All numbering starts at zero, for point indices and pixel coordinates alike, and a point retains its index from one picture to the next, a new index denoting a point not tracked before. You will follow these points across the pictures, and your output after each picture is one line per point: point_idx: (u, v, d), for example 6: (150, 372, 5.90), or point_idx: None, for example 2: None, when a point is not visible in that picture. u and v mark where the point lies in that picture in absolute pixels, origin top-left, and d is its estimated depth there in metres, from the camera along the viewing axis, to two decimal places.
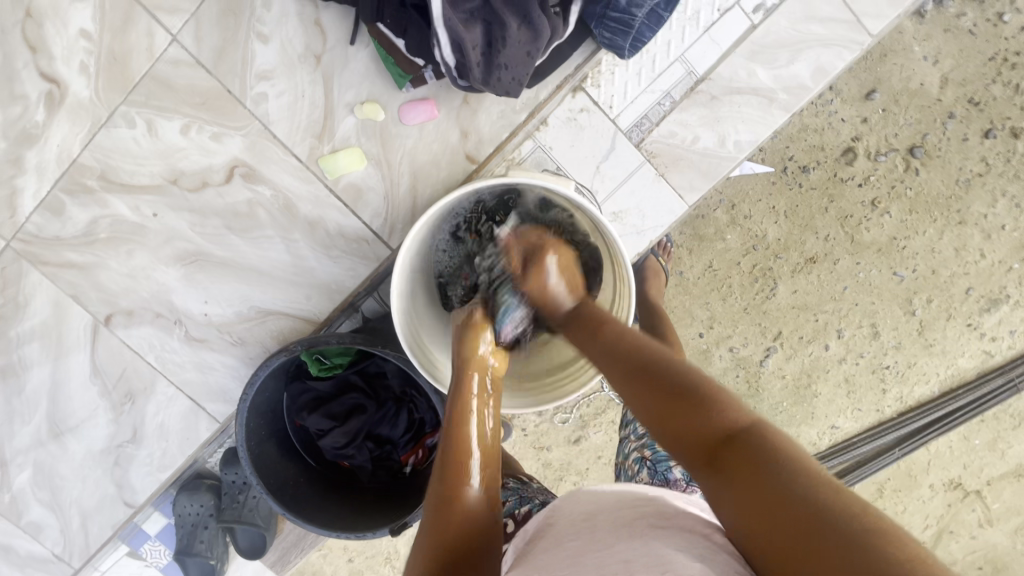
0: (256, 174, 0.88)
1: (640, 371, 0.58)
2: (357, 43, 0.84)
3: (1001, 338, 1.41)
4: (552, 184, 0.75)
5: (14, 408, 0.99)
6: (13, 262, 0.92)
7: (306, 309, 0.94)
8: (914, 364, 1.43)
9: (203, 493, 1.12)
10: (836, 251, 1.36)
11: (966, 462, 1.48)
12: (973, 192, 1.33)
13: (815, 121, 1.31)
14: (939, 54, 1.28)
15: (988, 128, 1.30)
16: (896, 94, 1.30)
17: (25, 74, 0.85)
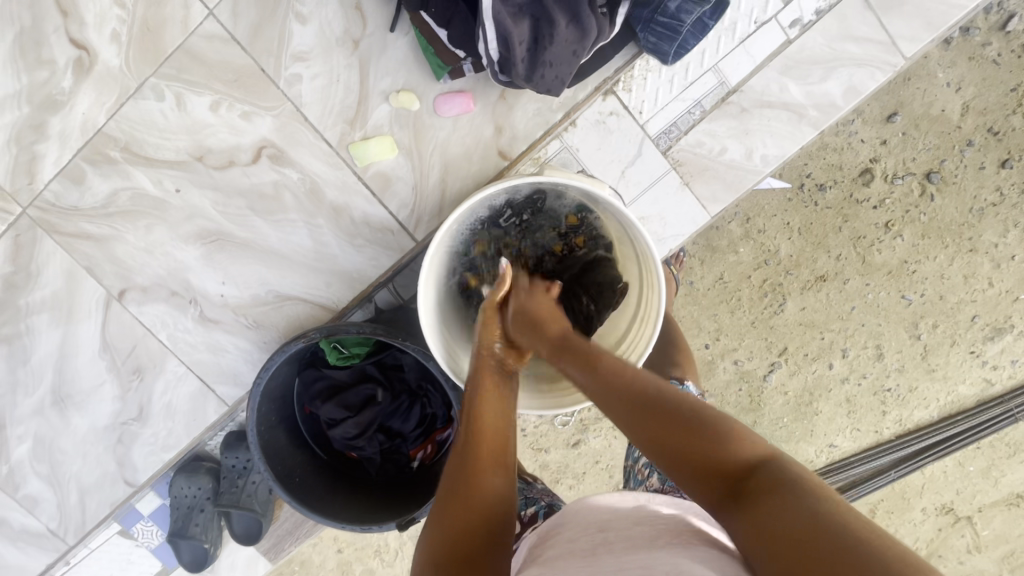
0: (284, 157, 0.87)
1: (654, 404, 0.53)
2: (396, 30, 0.83)
3: (1002, 367, 1.42)
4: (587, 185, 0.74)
5: (18, 378, 0.97)
6: (28, 230, 0.90)
7: (325, 295, 0.92)
8: (915, 388, 1.43)
9: (202, 476, 1.10)
10: (846, 271, 1.36)
11: (960, 488, 1.49)
12: (985, 221, 1.34)
13: (835, 140, 1.31)
14: (962, 82, 1.28)
15: (1005, 158, 1.31)
16: (916, 118, 1.30)
17: (54, 39, 0.83)
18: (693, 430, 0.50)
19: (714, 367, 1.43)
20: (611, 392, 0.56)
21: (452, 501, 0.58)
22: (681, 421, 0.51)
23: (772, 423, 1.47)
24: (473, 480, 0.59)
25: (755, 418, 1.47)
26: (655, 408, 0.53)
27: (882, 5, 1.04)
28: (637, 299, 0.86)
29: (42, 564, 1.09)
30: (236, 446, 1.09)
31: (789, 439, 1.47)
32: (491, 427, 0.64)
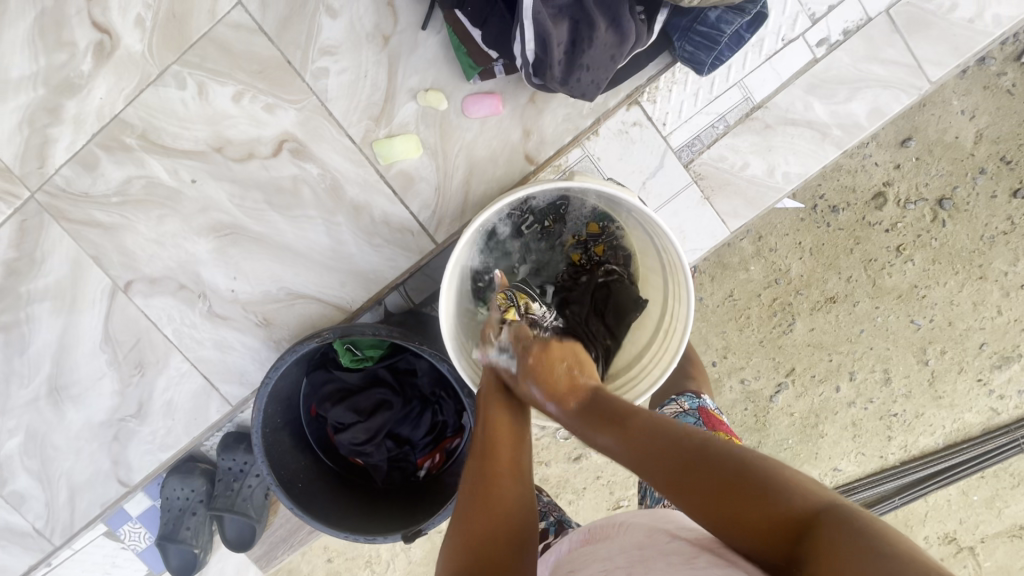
0: (306, 151, 0.85)
1: (687, 465, 0.51)
2: (428, 28, 0.81)
3: (1009, 397, 1.41)
4: (609, 185, 0.71)
5: (13, 369, 0.93)
6: (35, 215, 0.87)
7: (339, 295, 0.90)
8: (922, 415, 1.42)
9: (194, 478, 1.06)
10: (856, 293, 1.36)
11: (963, 518, 1.47)
12: (996, 249, 1.33)
13: (849, 163, 1.31)
14: (977, 110, 1.29)
15: (1017, 188, 1.31)
16: (930, 144, 1.30)
17: (76, 21, 0.81)
18: (734, 492, 0.47)
19: (720, 386, 1.41)
20: (647, 455, 0.54)
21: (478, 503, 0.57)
22: (721, 483, 0.48)
23: (777, 444, 1.44)
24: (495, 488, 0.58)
25: (760, 438, 1.45)
26: (694, 473, 0.50)
27: (908, 28, 1.03)
28: (660, 308, 0.84)
29: (25, 564, 1.04)
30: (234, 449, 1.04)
31: (794, 462, 1.44)
32: (506, 442, 0.63)
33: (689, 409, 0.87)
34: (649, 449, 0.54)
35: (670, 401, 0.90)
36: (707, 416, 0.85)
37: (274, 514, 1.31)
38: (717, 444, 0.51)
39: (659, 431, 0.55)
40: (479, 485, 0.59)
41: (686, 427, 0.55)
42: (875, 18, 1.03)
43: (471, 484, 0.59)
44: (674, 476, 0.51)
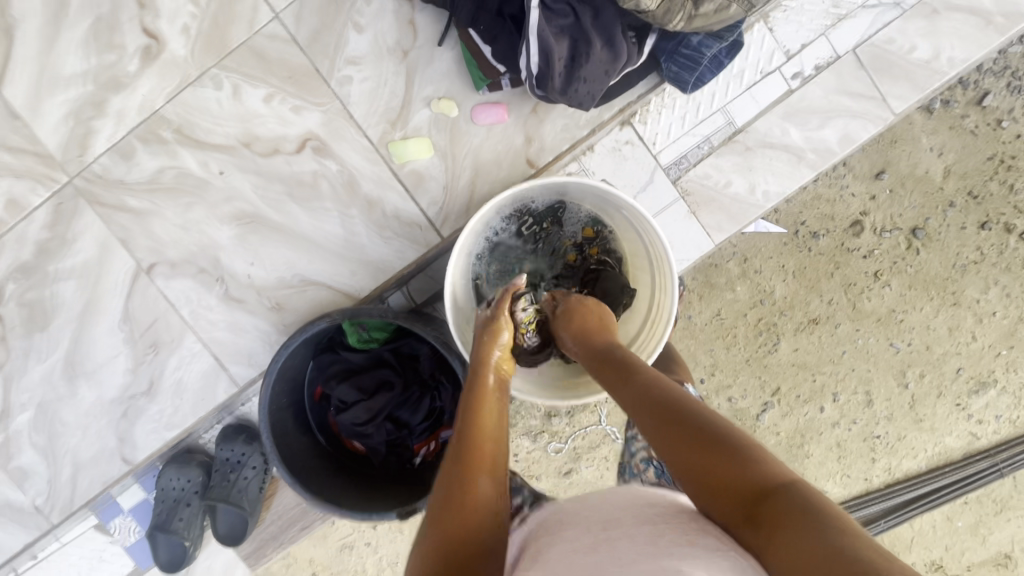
0: (327, 149, 0.93)
1: (676, 419, 0.56)
2: (443, 44, 0.91)
3: (987, 422, 1.48)
4: (602, 184, 0.80)
5: (33, 344, 0.98)
6: (71, 199, 0.94)
7: (349, 283, 0.96)
8: (904, 437, 1.48)
9: (190, 469, 1.15)
10: (837, 316, 1.43)
11: (949, 544, 1.51)
12: (968, 277, 1.43)
13: (828, 192, 1.41)
14: (944, 147, 1.40)
15: (984, 221, 1.41)
16: (903, 177, 1.41)
17: (127, 27, 0.90)
18: (713, 452, 0.52)
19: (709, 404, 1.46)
20: (644, 405, 0.60)
21: (451, 502, 0.56)
22: (704, 441, 0.53)
23: None
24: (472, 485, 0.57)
25: None
26: (687, 430, 0.55)
27: (875, 67, 1.15)
28: (648, 301, 0.91)
29: (21, 543, 1.05)
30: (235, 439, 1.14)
31: None
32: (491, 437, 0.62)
33: None
34: (648, 396, 0.60)
35: None
36: None
37: (267, 511, 1.33)
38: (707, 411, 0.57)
39: (656, 389, 0.61)
40: (454, 490, 0.57)
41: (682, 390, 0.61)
42: (844, 56, 1.14)
43: (446, 490, 0.57)
44: (662, 424, 0.57)
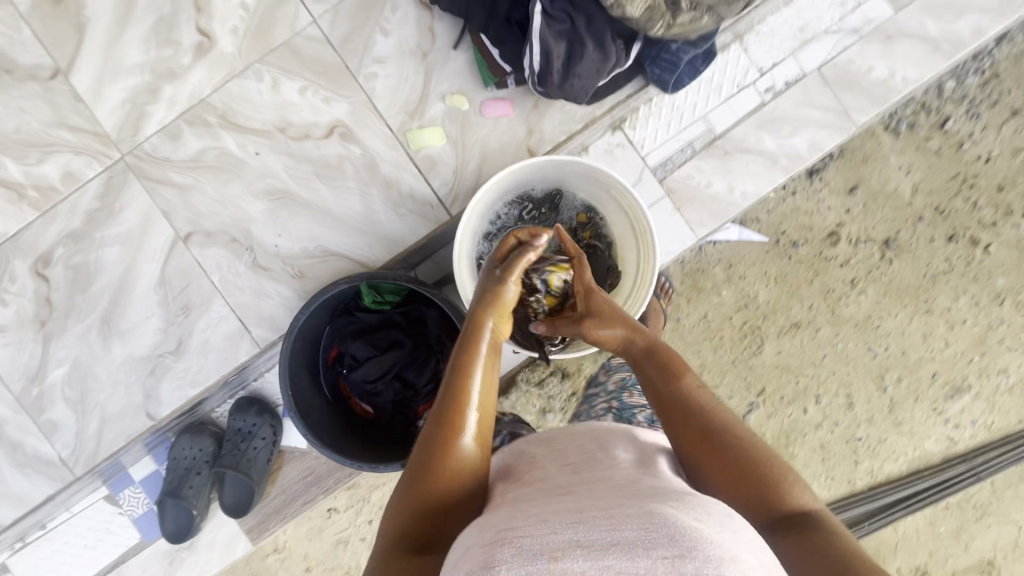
0: (352, 135, 1.05)
1: (721, 432, 0.66)
2: (458, 48, 1.04)
3: (964, 427, 1.57)
4: (591, 160, 0.96)
5: (74, 305, 1.08)
6: (121, 173, 1.06)
7: (365, 254, 1.07)
8: (885, 440, 1.56)
9: (204, 438, 1.34)
10: (818, 320, 1.54)
11: (932, 549, 1.57)
12: (938, 286, 1.54)
13: (806, 205, 1.51)
14: (911, 167, 1.52)
15: (952, 234, 1.53)
16: (873, 193, 1.52)
17: (184, 26, 1.04)
18: (756, 470, 0.62)
19: None
20: (692, 412, 0.68)
21: (433, 461, 0.66)
22: (748, 459, 0.63)
23: None
24: (453, 448, 0.66)
25: None
26: (733, 444, 0.64)
27: (838, 84, 1.29)
28: (634, 275, 1.02)
29: (44, 495, 1.12)
30: (246, 410, 1.32)
31: None
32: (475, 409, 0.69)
33: None
34: (696, 404, 0.69)
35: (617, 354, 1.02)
36: None
37: (272, 485, 1.39)
38: (749, 433, 0.66)
39: (703, 401, 0.70)
40: (436, 463, 0.65)
41: (722, 405, 0.70)
42: (810, 74, 1.29)
43: (429, 460, 0.66)
44: (706, 433, 0.66)
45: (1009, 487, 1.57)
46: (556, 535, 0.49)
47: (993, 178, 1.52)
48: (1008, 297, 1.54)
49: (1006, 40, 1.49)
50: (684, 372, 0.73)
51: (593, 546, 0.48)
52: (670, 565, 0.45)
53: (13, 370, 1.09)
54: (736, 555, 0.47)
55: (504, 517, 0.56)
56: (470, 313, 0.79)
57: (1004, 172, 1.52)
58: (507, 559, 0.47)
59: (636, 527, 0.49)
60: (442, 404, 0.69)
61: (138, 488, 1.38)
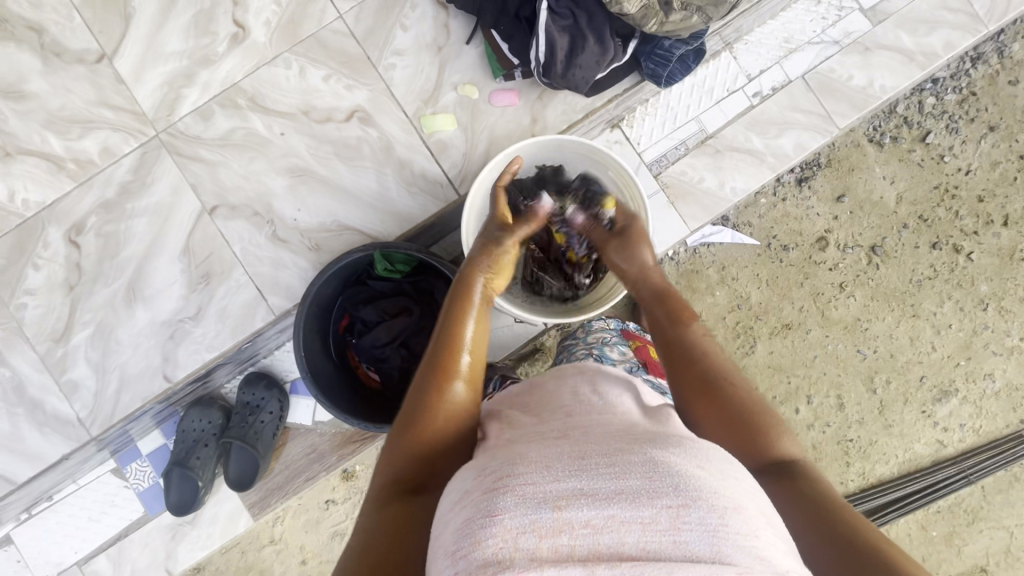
0: (371, 119, 1.14)
1: (720, 381, 0.67)
2: (470, 43, 1.14)
3: (953, 430, 1.58)
4: (591, 142, 1.05)
5: (102, 271, 1.15)
6: (155, 149, 1.14)
7: (378, 229, 1.14)
8: (875, 442, 1.57)
9: (214, 411, 1.30)
10: (808, 322, 1.54)
11: (924, 553, 1.58)
12: (924, 291, 1.55)
13: (795, 211, 1.53)
14: (895, 177, 1.53)
15: (935, 241, 1.54)
16: (860, 202, 1.54)
17: (221, 18, 1.14)
18: (751, 419, 0.64)
19: None
20: (693, 358, 0.70)
21: (427, 409, 0.65)
22: (744, 409, 0.64)
23: None
24: (446, 395, 0.66)
25: None
26: (732, 392, 0.66)
27: (821, 90, 1.40)
28: None
29: (61, 452, 1.18)
30: (256, 383, 1.29)
31: None
32: (467, 352, 0.70)
33: (613, 326, 1.05)
34: (698, 349, 0.70)
35: (598, 320, 1.07)
36: (626, 332, 1.04)
37: (275, 461, 1.34)
38: (745, 381, 0.68)
39: (704, 347, 0.71)
40: (428, 403, 0.66)
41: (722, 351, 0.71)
42: (795, 80, 1.39)
43: (422, 402, 0.66)
44: (705, 379, 0.67)
45: (999, 492, 1.59)
46: (557, 483, 0.48)
47: (973, 190, 1.54)
48: (991, 302, 1.56)
49: (982, 59, 1.52)
50: (692, 319, 0.74)
51: (597, 495, 0.47)
52: (673, 515, 0.45)
53: (39, 332, 1.15)
54: (738, 504, 0.47)
55: (500, 454, 0.55)
56: (465, 266, 0.81)
57: (983, 184, 1.54)
58: (510, 507, 0.46)
59: (639, 477, 0.48)
60: (436, 349, 0.70)
61: (144, 463, 1.29)
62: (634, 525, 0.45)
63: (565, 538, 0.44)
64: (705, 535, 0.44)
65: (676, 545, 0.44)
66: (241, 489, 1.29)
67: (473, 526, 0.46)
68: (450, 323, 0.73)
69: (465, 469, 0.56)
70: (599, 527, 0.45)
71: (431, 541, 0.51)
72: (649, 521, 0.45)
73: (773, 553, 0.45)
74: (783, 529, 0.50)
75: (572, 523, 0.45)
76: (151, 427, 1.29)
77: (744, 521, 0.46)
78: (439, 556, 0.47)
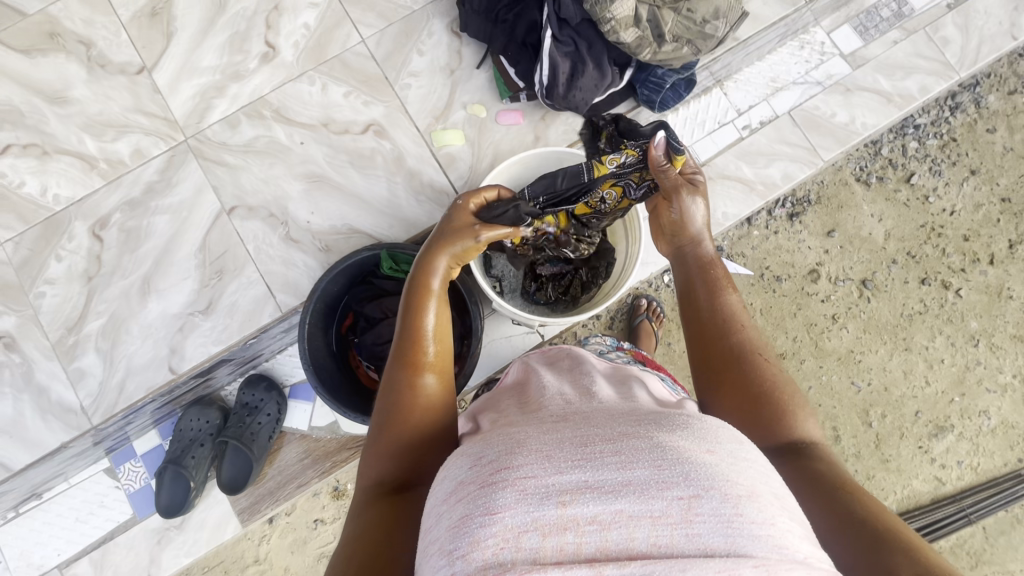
0: (385, 133, 1.23)
1: (743, 359, 0.67)
2: (480, 68, 1.25)
3: (951, 467, 1.55)
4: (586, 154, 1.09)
5: (121, 263, 1.20)
6: (183, 153, 1.22)
7: (386, 234, 1.21)
8: (872, 477, 1.53)
9: (212, 411, 1.27)
10: (802, 352, 1.54)
11: None
12: (915, 325, 1.56)
13: (787, 244, 1.55)
14: (883, 215, 1.57)
15: (924, 277, 1.57)
16: (849, 237, 1.57)
17: (255, 39, 1.25)
18: (769, 400, 0.63)
19: None
20: (720, 333, 0.69)
21: (400, 410, 0.65)
22: (762, 389, 0.64)
23: None
24: (417, 393, 0.66)
25: None
26: (753, 371, 0.65)
27: (806, 126, 1.50)
28: (624, 255, 1.11)
29: (57, 440, 1.19)
30: (256, 384, 1.25)
31: None
32: (433, 342, 0.71)
33: (609, 341, 0.98)
34: (727, 323, 0.70)
35: (593, 338, 1.00)
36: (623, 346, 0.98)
37: (269, 466, 1.27)
38: (770, 362, 0.67)
39: (733, 322, 0.70)
40: (401, 399, 0.65)
41: (753, 327, 0.70)
42: (782, 116, 1.49)
43: (395, 400, 0.66)
44: (728, 357, 0.67)
45: (1002, 533, 1.56)
46: (558, 475, 0.43)
47: (958, 229, 1.58)
48: (981, 339, 1.57)
49: (960, 108, 1.59)
50: (727, 294, 0.73)
51: (602, 488, 0.41)
52: (685, 506, 0.40)
53: (54, 320, 1.19)
54: (753, 490, 0.42)
55: (495, 439, 0.49)
56: (417, 262, 0.79)
57: (969, 224, 1.58)
58: (509, 504, 0.41)
59: (647, 464, 0.42)
60: (402, 346, 0.70)
61: (139, 463, 1.24)
62: (643, 521, 0.39)
63: (570, 537, 0.39)
64: (719, 527, 0.39)
65: (688, 540, 0.39)
66: (234, 492, 1.23)
67: (470, 526, 0.40)
68: (410, 322, 0.72)
69: (456, 456, 0.50)
70: (605, 524, 0.40)
71: (420, 537, 0.45)
72: (660, 515, 0.40)
73: (793, 542, 0.40)
74: (803, 516, 0.44)
75: (577, 520, 0.40)
76: (150, 426, 1.25)
77: (762, 508, 0.41)
78: (429, 558, 0.42)
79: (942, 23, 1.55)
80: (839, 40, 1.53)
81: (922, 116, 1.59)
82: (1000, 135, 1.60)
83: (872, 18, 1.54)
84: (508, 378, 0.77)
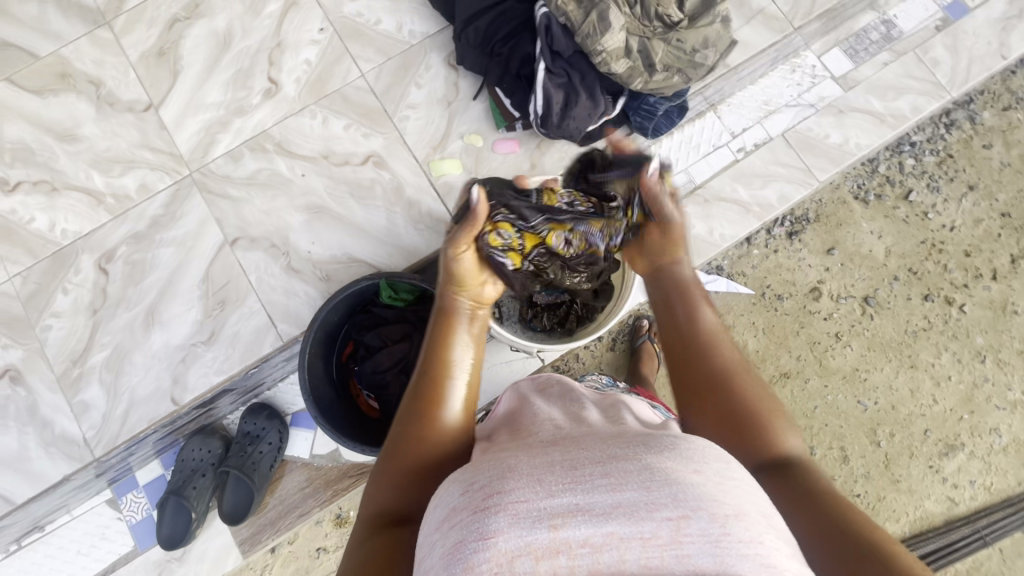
0: (384, 163, 1.26)
1: (724, 376, 0.65)
2: (476, 99, 1.28)
3: (963, 487, 1.52)
4: None
5: (126, 295, 1.22)
6: (187, 186, 1.25)
7: (385, 262, 1.23)
8: (883, 498, 1.50)
9: (214, 440, 1.25)
10: (806, 371, 1.53)
11: None
12: (920, 342, 1.55)
13: (787, 262, 1.55)
14: (882, 231, 1.58)
15: (926, 293, 1.56)
16: (849, 255, 1.57)
17: (258, 75, 1.29)
18: (754, 420, 0.61)
19: None
20: (698, 349, 0.67)
21: (412, 442, 0.64)
22: (747, 408, 0.62)
23: None
24: (433, 427, 0.65)
25: None
26: (735, 387, 0.63)
27: (800, 147, 1.52)
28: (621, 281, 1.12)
29: (60, 472, 1.19)
30: (258, 413, 1.25)
31: None
32: (457, 377, 0.70)
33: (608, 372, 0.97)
34: (704, 339, 0.68)
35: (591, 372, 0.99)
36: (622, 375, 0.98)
37: (270, 495, 1.27)
38: (752, 378, 0.65)
39: (711, 338, 0.68)
40: (414, 430, 0.65)
41: (732, 343, 0.69)
42: (775, 138, 1.51)
43: (408, 428, 0.66)
44: (707, 375, 0.65)
45: (1020, 556, 1.51)
46: (550, 498, 0.43)
47: (959, 245, 1.58)
48: (988, 355, 1.56)
49: (955, 125, 1.61)
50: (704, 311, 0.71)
51: (593, 510, 0.42)
52: (675, 527, 0.40)
53: (59, 352, 1.21)
54: (741, 510, 0.42)
55: (486, 464, 0.49)
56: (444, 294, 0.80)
57: (969, 239, 1.58)
58: (503, 528, 0.40)
59: (637, 486, 0.43)
60: (426, 377, 0.70)
61: (140, 494, 1.23)
62: (634, 542, 0.40)
63: (562, 560, 0.39)
64: (708, 546, 0.39)
65: (678, 561, 0.39)
66: (235, 523, 1.22)
67: (463, 551, 0.40)
68: (433, 355, 0.72)
69: (448, 482, 0.50)
70: (597, 546, 0.40)
71: (415, 567, 0.45)
72: (650, 536, 0.40)
73: (781, 560, 0.40)
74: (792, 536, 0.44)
75: (569, 543, 0.40)
76: (151, 456, 1.24)
77: (749, 527, 0.41)
78: None
79: (931, 44, 1.58)
80: (830, 63, 1.55)
81: (917, 134, 1.60)
82: (997, 151, 1.61)
83: (862, 41, 1.56)
84: (501, 407, 0.77)
